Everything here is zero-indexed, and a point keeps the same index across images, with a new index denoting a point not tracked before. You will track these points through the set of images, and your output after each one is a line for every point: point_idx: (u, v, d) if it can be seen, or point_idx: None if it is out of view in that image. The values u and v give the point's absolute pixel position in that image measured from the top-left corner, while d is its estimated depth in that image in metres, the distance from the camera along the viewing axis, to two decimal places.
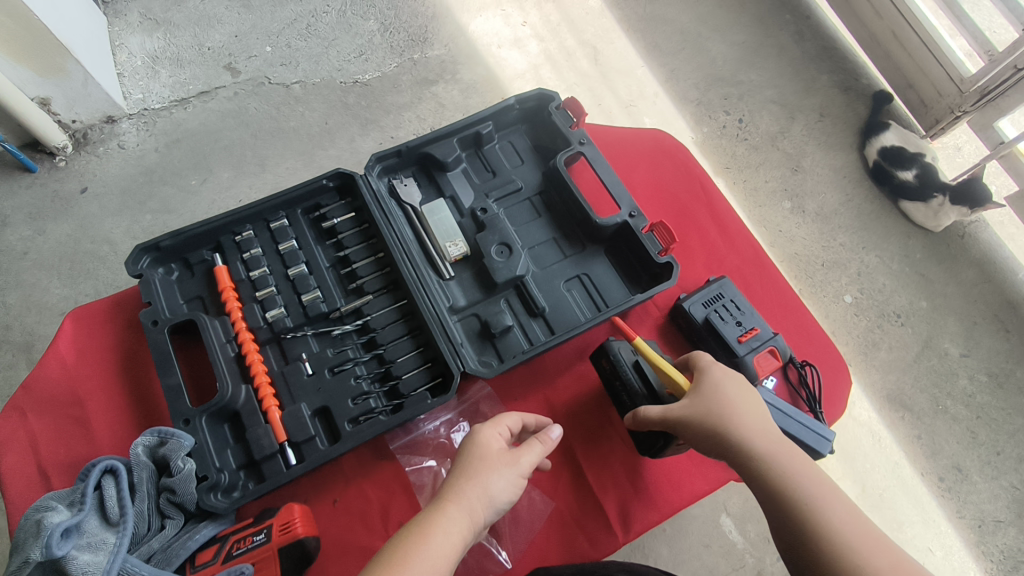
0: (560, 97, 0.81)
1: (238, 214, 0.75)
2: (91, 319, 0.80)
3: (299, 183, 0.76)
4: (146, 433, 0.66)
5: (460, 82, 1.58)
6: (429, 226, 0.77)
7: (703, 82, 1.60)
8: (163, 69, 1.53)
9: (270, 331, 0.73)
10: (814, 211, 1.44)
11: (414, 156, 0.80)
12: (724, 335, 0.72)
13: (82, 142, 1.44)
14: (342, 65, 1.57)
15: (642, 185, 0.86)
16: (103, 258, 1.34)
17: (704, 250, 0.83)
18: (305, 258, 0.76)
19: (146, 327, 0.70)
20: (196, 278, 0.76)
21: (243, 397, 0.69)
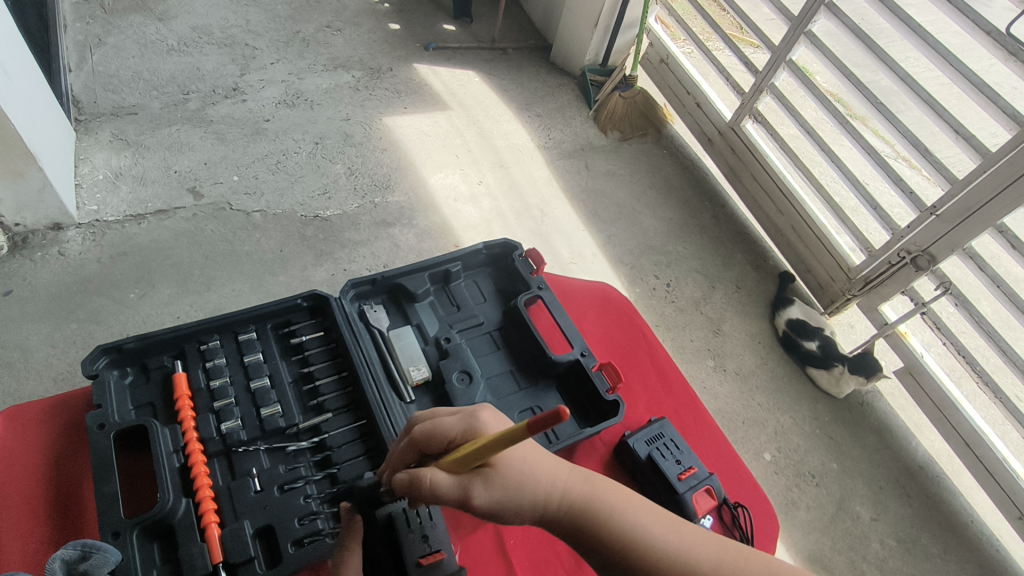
0: (522, 248, 0.90)
1: (209, 323, 0.75)
2: (25, 418, 0.74)
3: (276, 300, 0.79)
4: (68, 544, 0.55)
5: (416, 227, 1.69)
6: (395, 350, 0.79)
7: (636, 250, 1.79)
8: (125, 185, 1.56)
9: (222, 443, 0.70)
10: (734, 370, 1.57)
11: (386, 285, 0.85)
12: (666, 473, 0.74)
13: (20, 245, 1.40)
14: (305, 200, 1.66)
15: (590, 329, 0.93)
16: (12, 366, 1.25)
17: (645, 392, 0.88)
18: (268, 371, 0.76)
19: (90, 430, 0.65)
20: (151, 383, 0.73)
21: (182, 511, 0.64)
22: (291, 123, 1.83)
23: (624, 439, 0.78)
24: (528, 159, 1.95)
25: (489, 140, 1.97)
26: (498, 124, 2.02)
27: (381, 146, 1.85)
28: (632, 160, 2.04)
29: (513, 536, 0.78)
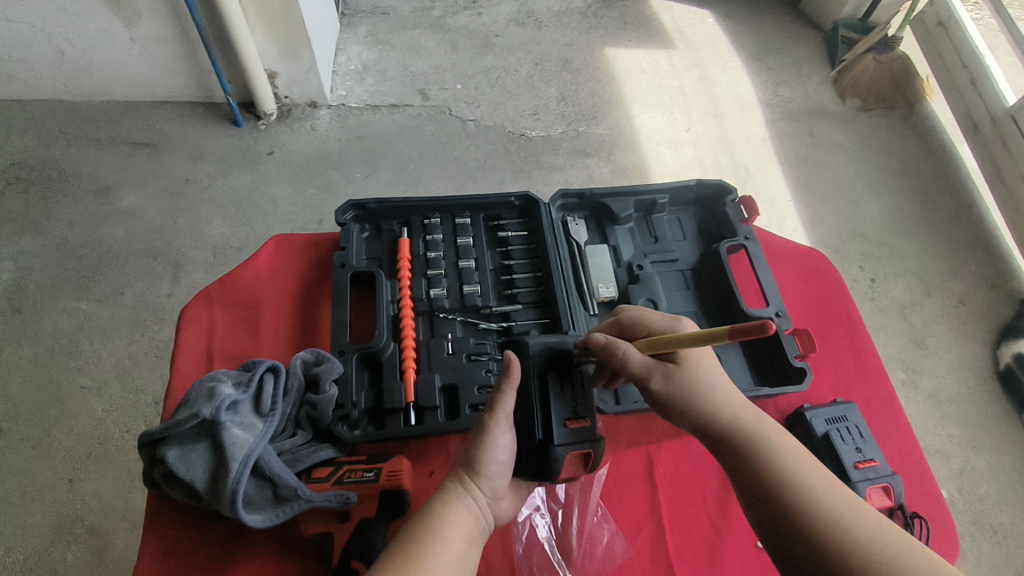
0: (737, 193, 0.86)
1: (436, 201, 0.82)
2: (291, 244, 0.80)
3: (493, 192, 0.84)
4: (306, 349, 0.67)
5: (614, 163, 1.68)
6: (588, 265, 0.82)
7: (845, 234, 1.61)
8: (369, 77, 1.75)
9: (427, 306, 0.77)
10: (928, 391, 1.38)
11: (592, 203, 0.86)
12: (841, 456, 0.69)
13: (284, 115, 1.65)
14: (515, 117, 1.73)
15: (789, 291, 0.86)
16: (263, 213, 1.50)
17: (833, 370, 0.80)
18: (475, 255, 0.82)
19: (334, 266, 0.75)
20: (381, 241, 0.82)
21: (389, 351, 0.71)
22: (518, 41, 1.88)
23: (801, 411, 0.73)
24: (747, 114, 1.81)
25: (710, 87, 1.86)
26: (724, 72, 1.89)
27: (597, 76, 1.84)
28: (868, 134, 1.80)
29: (663, 467, 0.72)
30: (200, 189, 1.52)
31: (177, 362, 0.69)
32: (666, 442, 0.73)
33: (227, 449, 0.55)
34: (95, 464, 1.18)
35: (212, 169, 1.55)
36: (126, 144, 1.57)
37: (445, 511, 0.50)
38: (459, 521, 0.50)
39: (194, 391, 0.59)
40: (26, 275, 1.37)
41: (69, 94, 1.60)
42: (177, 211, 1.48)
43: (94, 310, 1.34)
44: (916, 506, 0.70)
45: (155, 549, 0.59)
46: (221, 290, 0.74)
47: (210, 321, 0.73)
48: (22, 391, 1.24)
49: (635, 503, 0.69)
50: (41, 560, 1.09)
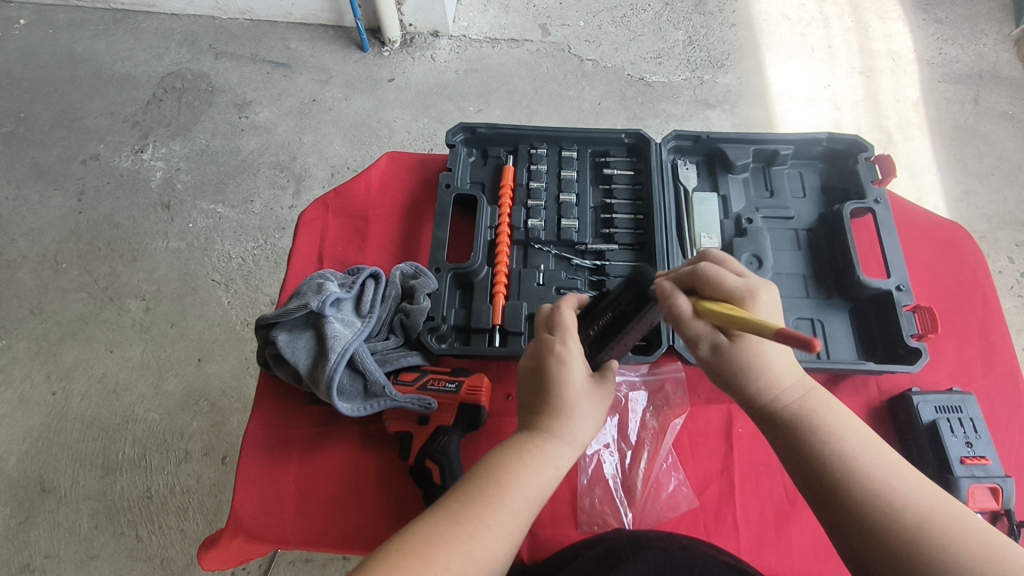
0: (874, 151, 0.78)
1: (544, 131, 0.81)
2: (402, 163, 0.83)
3: (603, 127, 0.81)
4: (406, 262, 0.71)
5: (737, 116, 1.57)
6: (693, 212, 0.79)
7: (999, 218, 1.43)
8: (492, 9, 1.73)
9: (524, 236, 0.78)
10: None
11: (707, 147, 0.82)
12: (947, 448, 0.63)
13: (407, 44, 1.68)
14: (636, 60, 1.65)
15: (915, 264, 0.78)
16: (380, 138, 1.56)
17: (955, 358, 0.72)
18: (577, 190, 0.81)
19: (439, 187, 0.77)
20: (486, 167, 0.83)
21: (482, 274, 0.73)
22: None
23: (909, 394, 0.68)
24: (900, 72, 1.61)
25: (860, 38, 1.66)
26: (879, 22, 1.68)
27: (732, 20, 1.70)
28: None
29: (743, 428, 0.70)
30: (325, 110, 1.60)
31: (292, 262, 0.75)
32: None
33: (328, 340, 0.60)
34: (220, 348, 1.33)
35: (337, 91, 1.62)
36: (264, 62, 1.67)
37: (536, 457, 0.49)
38: (548, 470, 0.50)
39: (305, 286, 0.65)
40: (175, 176, 1.53)
41: (219, 10, 1.71)
42: (304, 129, 1.58)
43: (228, 214, 1.48)
44: None
45: (261, 420, 0.67)
46: (336, 199, 0.79)
47: (324, 226, 0.78)
48: (165, 278, 1.41)
49: (708, 457, 0.68)
50: (173, 423, 1.26)
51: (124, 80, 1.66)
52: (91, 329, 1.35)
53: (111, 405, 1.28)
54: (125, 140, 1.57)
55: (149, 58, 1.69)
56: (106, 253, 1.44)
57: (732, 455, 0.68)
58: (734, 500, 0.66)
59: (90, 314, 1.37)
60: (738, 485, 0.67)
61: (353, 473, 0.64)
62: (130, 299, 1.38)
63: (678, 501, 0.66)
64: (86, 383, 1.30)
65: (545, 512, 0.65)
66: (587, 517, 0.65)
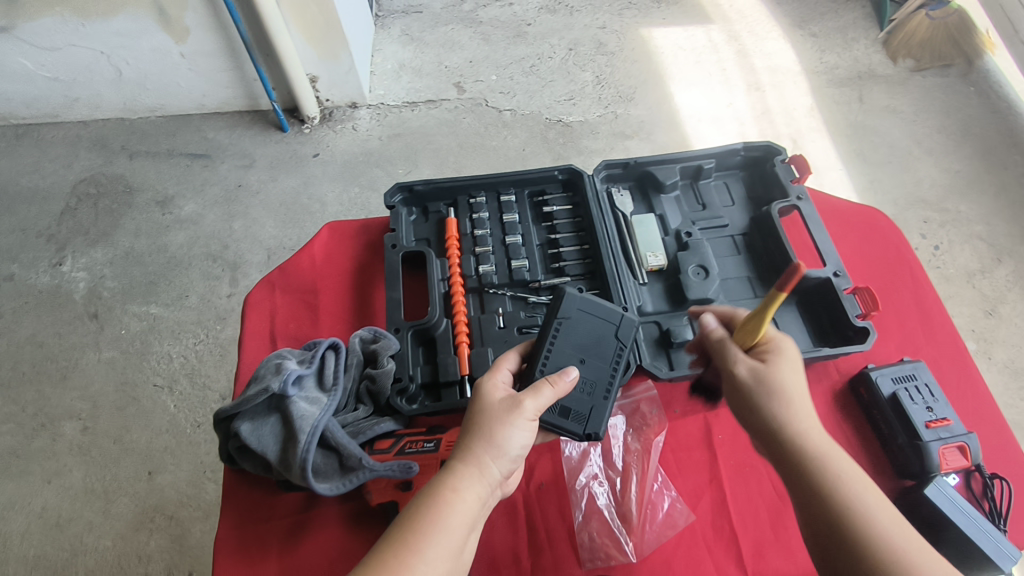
0: (787, 153, 0.83)
1: (481, 179, 0.83)
2: (344, 231, 0.83)
3: (538, 168, 0.83)
4: (364, 327, 0.70)
5: (654, 143, 1.66)
6: (635, 235, 0.81)
7: (904, 201, 1.56)
8: (406, 75, 1.79)
9: (477, 283, 0.78)
10: (1003, 361, 1.36)
11: (637, 172, 0.86)
12: (911, 416, 0.66)
13: (327, 118, 1.70)
14: (551, 104, 1.73)
15: (846, 252, 0.84)
16: (313, 214, 1.56)
17: (899, 330, 0.77)
18: (522, 231, 0.82)
19: (386, 248, 0.77)
20: (429, 223, 0.83)
21: (441, 327, 0.73)
22: (550, 28, 1.88)
23: (866, 371, 0.71)
24: (789, 83, 1.76)
25: (748, 58, 1.81)
26: (761, 42, 1.84)
27: (632, 57, 1.81)
28: (923, 94, 1.72)
29: (722, 433, 0.71)
30: (252, 194, 1.59)
31: (246, 349, 0.72)
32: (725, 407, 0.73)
33: (295, 421, 0.58)
34: (172, 457, 1.25)
35: (262, 174, 1.62)
36: (182, 155, 1.64)
37: (456, 491, 0.50)
38: (467, 506, 0.50)
39: (262, 369, 0.63)
40: (100, 284, 1.46)
41: (128, 111, 1.68)
42: (233, 217, 1.55)
43: (163, 314, 1.42)
44: (996, 467, 0.67)
45: (232, 520, 0.63)
46: (282, 277, 0.78)
47: (273, 306, 0.76)
48: (102, 391, 1.32)
49: (697, 469, 0.69)
50: (128, 547, 1.16)
51: (33, 194, 1.59)
52: (24, 462, 1.24)
53: (55, 540, 1.17)
54: (41, 256, 1.49)
55: (58, 169, 1.63)
56: (32, 376, 1.34)
57: (717, 463, 0.70)
58: (728, 506, 0.67)
59: (21, 446, 1.26)
60: (729, 493, 0.68)
61: (343, 556, 0.61)
62: (65, 422, 1.28)
63: (674, 518, 0.66)
64: (24, 522, 1.19)
65: (546, 557, 0.64)
66: (588, 553, 0.64)
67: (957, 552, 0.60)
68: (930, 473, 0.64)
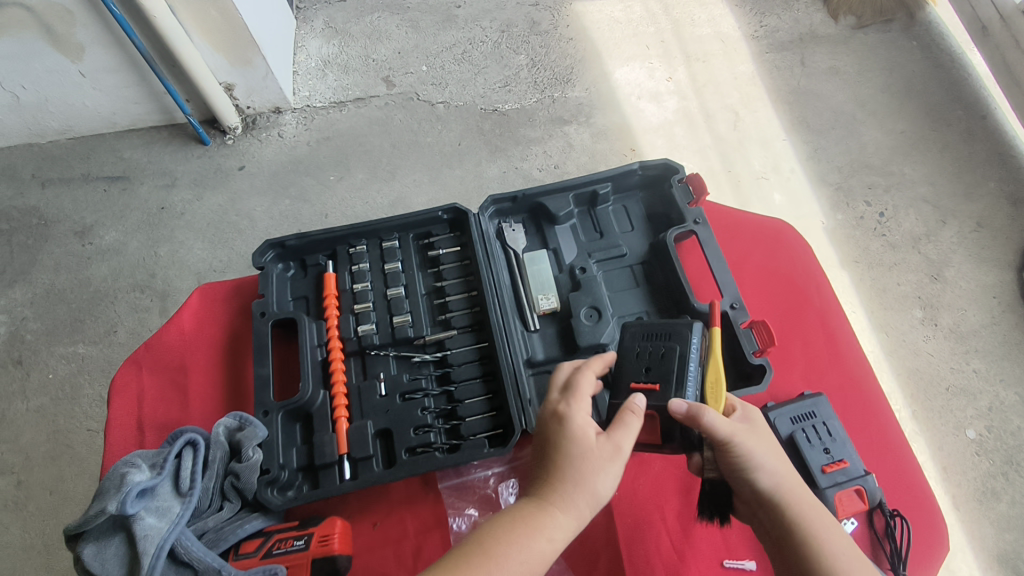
0: (685, 171, 0.88)
1: (355, 229, 0.87)
2: (214, 297, 0.89)
3: (415, 213, 0.88)
4: (229, 416, 0.75)
5: (593, 126, 1.60)
6: (527, 275, 0.86)
7: (849, 167, 1.53)
8: (331, 73, 1.69)
9: (357, 345, 0.82)
10: (948, 327, 1.36)
11: (528, 204, 0.90)
12: (809, 459, 0.73)
13: (250, 126, 1.61)
14: (486, 92, 1.66)
15: (757, 278, 0.90)
16: (242, 232, 1.49)
17: (805, 357, 0.84)
18: (404, 281, 0.87)
19: (255, 316, 0.81)
20: (307, 277, 0.88)
21: (319, 401, 0.78)
22: (481, 9, 1.79)
23: (766, 411, 0.77)
24: (730, 52, 1.70)
25: (687, 27, 1.74)
26: (699, 9, 1.77)
27: (567, 34, 1.74)
28: (866, 53, 1.67)
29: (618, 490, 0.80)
30: (177, 216, 1.52)
31: (111, 436, 0.79)
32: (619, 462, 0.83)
33: (139, 541, 0.64)
34: None
35: (186, 192, 1.54)
36: (98, 179, 1.56)
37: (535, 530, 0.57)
38: (541, 543, 0.56)
39: (108, 480, 0.68)
40: (22, 326, 1.39)
41: (35, 136, 1.58)
42: (159, 242, 1.48)
43: (91, 352, 1.36)
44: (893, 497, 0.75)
45: None
46: (149, 354, 0.84)
47: (140, 387, 0.82)
48: (33, 442, 1.27)
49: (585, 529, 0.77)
50: None
51: None
52: None
53: None
54: None
55: None
56: None
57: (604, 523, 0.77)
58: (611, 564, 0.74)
59: None
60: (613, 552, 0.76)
61: None
62: None
63: None
64: None
65: None
66: None
67: None
68: None
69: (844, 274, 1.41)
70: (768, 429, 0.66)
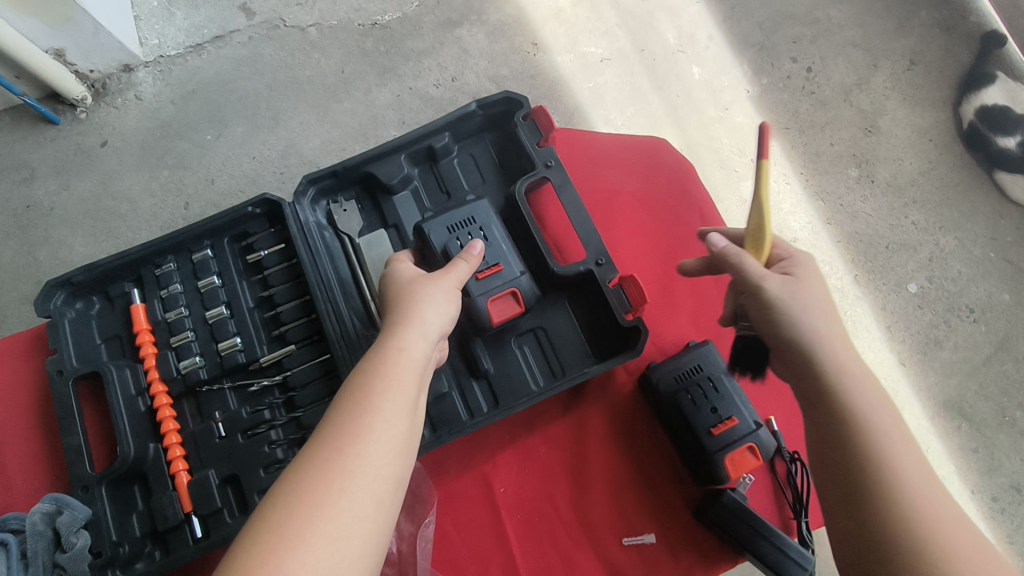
0: (529, 104, 0.80)
1: (154, 247, 0.77)
2: (14, 355, 0.78)
3: (221, 214, 0.77)
4: (45, 499, 0.66)
5: (488, 23, 1.42)
6: (365, 263, 0.77)
7: (771, 21, 1.39)
8: (179, 10, 1.44)
9: (183, 384, 0.74)
10: (885, 181, 1.30)
11: (353, 176, 0.80)
12: (697, 423, 0.70)
13: (102, 93, 1.41)
14: (361, 4, 1.45)
15: (634, 225, 0.87)
16: (124, 217, 1.34)
17: (691, 300, 0.83)
18: (226, 297, 0.78)
19: (52, 376, 0.72)
20: (116, 312, 0.78)
21: (151, 455, 0.71)
22: None
23: (649, 373, 0.75)
24: None
25: None
26: None
27: None
28: None
29: (504, 485, 0.76)
30: (47, 212, 1.35)
31: None
32: (501, 454, 0.77)
33: None
34: None
35: (49, 184, 1.37)
36: None
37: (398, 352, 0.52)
38: (410, 359, 0.52)
39: None
40: None
41: None
42: (34, 245, 1.33)
43: None
44: (791, 435, 0.77)
45: None
46: None
47: None
48: None
49: (482, 533, 0.74)
50: None
51: None
52: None
53: None
54: None
55: None
56: None
57: (501, 521, 0.74)
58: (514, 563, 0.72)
59: None
60: (517, 548, 0.73)
61: None
62: None
63: None
64: None
65: None
66: None
67: (755, 554, 0.68)
68: (723, 480, 0.69)
69: (775, 144, 1.33)
70: (819, 276, 0.61)
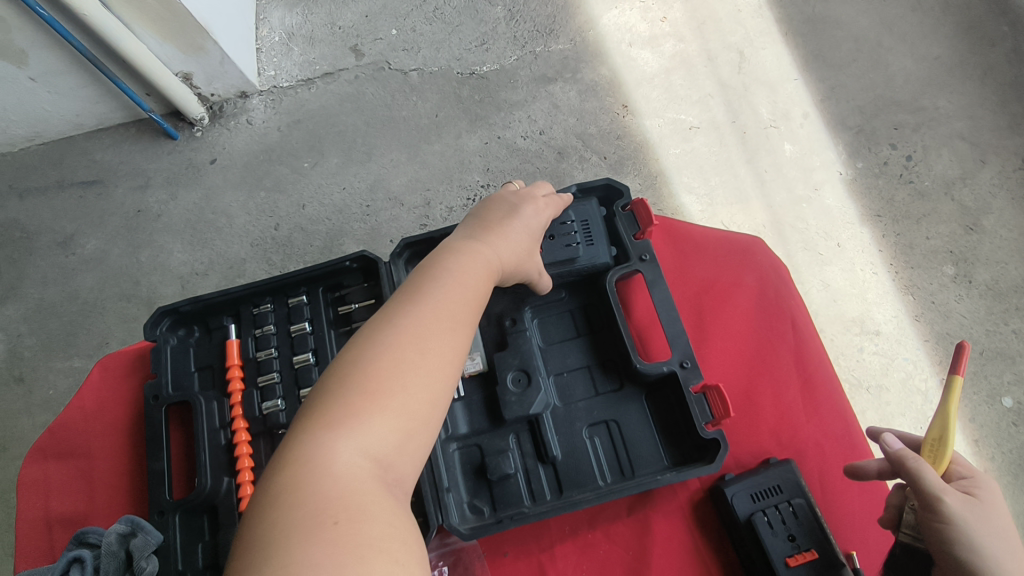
0: (629, 194, 0.83)
1: (256, 289, 0.81)
2: (115, 371, 0.82)
3: (322, 265, 0.81)
4: (122, 520, 0.69)
5: (581, 82, 1.45)
6: None
7: (872, 106, 1.36)
8: (296, 46, 1.56)
9: (263, 424, 0.77)
10: (984, 283, 1.22)
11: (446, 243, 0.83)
12: (770, 549, 0.68)
13: (218, 115, 1.53)
14: (462, 54, 1.52)
15: (722, 319, 0.84)
16: (221, 230, 1.44)
17: (774, 409, 0.79)
18: (314, 345, 0.81)
19: (147, 400, 0.77)
20: (212, 343, 0.83)
21: (224, 490, 0.74)
22: None
23: (724, 486, 0.73)
24: None
25: None
26: None
27: None
28: None
29: None
30: (154, 218, 1.46)
31: (20, 538, 0.74)
32: (560, 545, 0.74)
33: None
34: None
35: (160, 193, 1.48)
36: (73, 185, 1.51)
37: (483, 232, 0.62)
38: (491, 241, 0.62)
39: None
40: (18, 342, 1.39)
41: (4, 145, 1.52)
42: (138, 247, 1.44)
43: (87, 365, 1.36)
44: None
45: None
46: (52, 439, 0.79)
47: (47, 480, 0.77)
48: None
49: None
50: None
51: None
52: None
53: None
54: None
55: None
56: None
57: None
58: None
59: None
60: None
61: None
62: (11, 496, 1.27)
63: None
64: None
65: None
66: None
67: None
68: None
69: (865, 231, 1.27)
70: (999, 507, 0.58)
